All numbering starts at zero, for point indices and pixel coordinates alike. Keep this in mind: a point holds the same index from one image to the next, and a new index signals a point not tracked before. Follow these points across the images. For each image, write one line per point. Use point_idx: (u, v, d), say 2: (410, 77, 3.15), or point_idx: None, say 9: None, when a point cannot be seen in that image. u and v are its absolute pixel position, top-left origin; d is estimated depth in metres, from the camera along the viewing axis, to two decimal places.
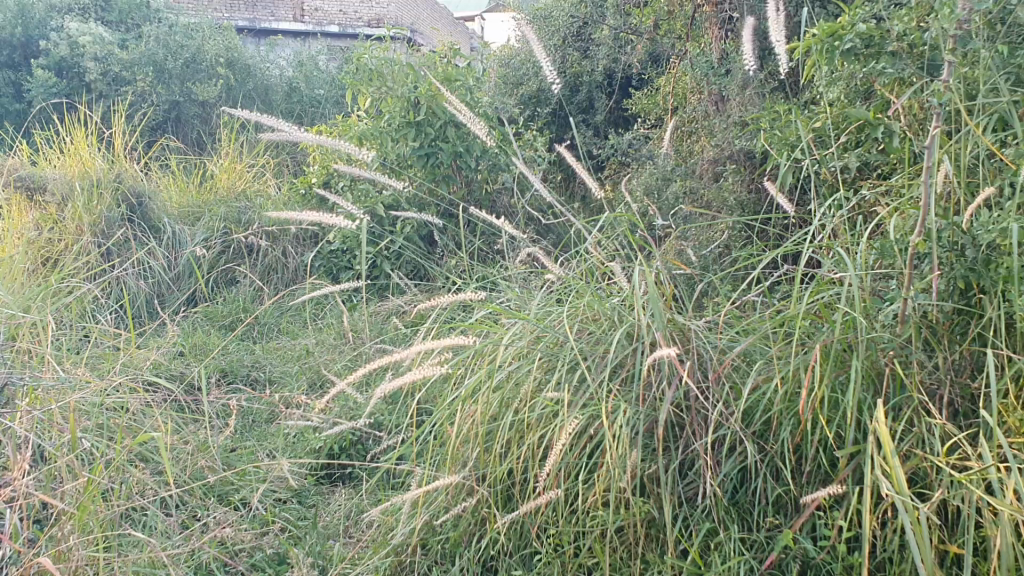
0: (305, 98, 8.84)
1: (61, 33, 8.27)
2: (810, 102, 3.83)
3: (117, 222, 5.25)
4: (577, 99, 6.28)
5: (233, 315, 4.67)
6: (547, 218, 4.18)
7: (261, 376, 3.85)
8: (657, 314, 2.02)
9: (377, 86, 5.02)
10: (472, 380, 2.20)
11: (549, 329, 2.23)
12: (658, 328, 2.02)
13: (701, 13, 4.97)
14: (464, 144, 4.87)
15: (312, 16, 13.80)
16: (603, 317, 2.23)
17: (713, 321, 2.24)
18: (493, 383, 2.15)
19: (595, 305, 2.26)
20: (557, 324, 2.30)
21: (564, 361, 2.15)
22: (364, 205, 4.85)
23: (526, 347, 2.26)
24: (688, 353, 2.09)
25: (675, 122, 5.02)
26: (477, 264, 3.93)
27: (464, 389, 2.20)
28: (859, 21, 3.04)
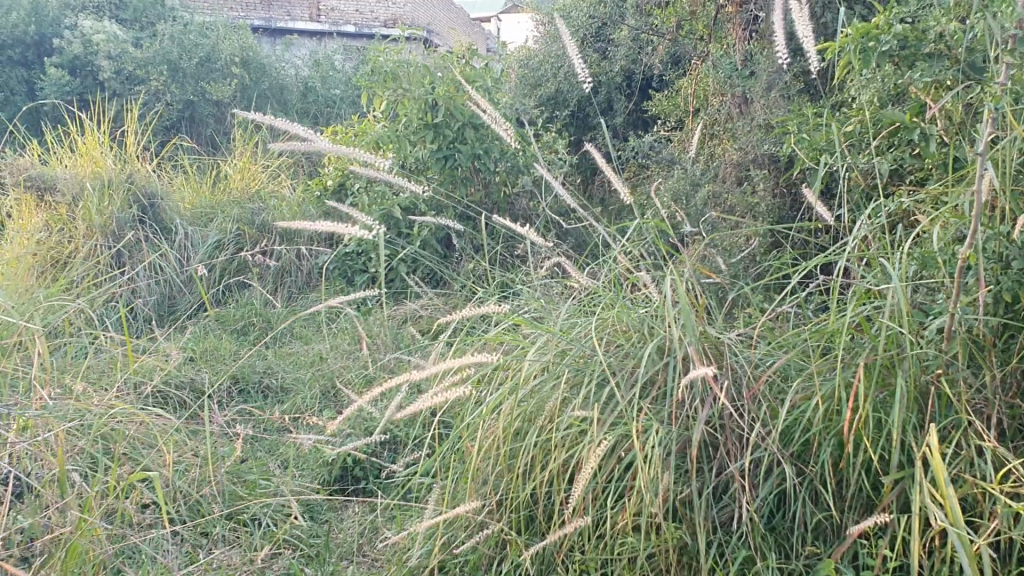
0: (321, 98, 8.78)
1: (75, 31, 8.23)
2: (839, 104, 3.72)
3: (128, 224, 5.20)
4: (597, 100, 6.18)
5: (246, 319, 4.60)
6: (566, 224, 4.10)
7: (273, 383, 3.78)
8: (690, 330, 1.94)
9: (393, 87, 4.94)
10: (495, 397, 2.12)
11: (576, 342, 2.15)
12: (691, 344, 1.94)
13: (725, 14, 4.87)
14: (483, 146, 4.78)
15: (328, 15, 13.73)
16: (632, 330, 2.15)
17: (747, 334, 2.16)
18: (517, 400, 2.08)
19: (623, 317, 2.18)
20: (584, 337, 2.22)
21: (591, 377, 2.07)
22: (380, 208, 4.78)
23: (551, 362, 2.19)
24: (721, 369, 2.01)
25: (699, 124, 4.92)
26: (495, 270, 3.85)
27: (486, 405, 2.13)
28: (892, 21, 2.94)
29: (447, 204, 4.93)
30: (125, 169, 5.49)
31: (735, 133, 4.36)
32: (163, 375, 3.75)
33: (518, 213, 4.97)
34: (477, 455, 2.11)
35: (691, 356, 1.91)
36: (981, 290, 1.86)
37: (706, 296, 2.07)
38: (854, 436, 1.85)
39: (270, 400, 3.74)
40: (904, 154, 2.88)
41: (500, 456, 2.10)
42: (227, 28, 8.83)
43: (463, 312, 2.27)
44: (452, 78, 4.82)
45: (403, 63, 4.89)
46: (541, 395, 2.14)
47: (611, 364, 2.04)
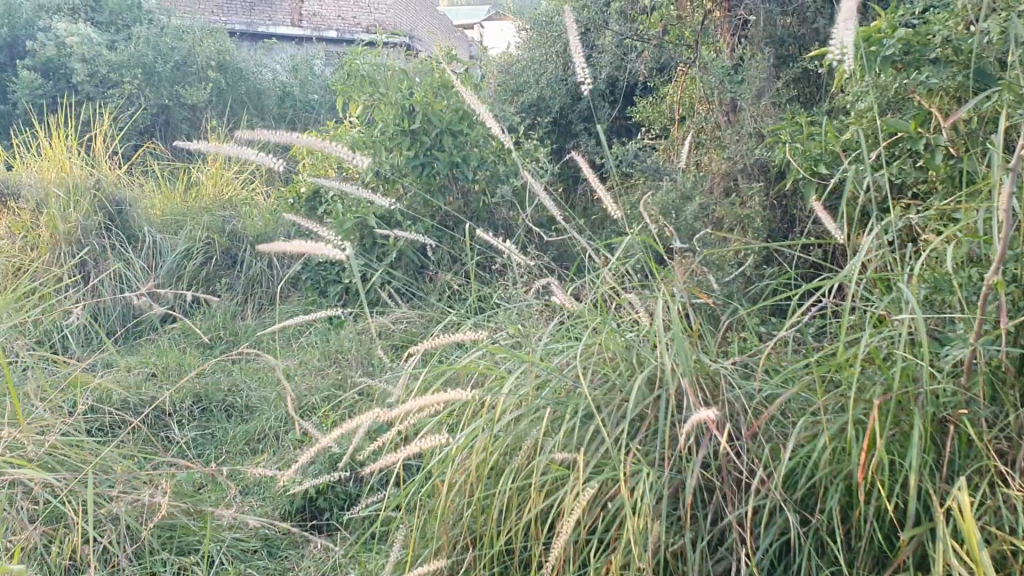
0: (299, 103, 8.61)
1: (48, 33, 8.00)
2: (834, 113, 3.57)
3: (94, 231, 4.94)
4: (580, 108, 6.00)
5: (212, 332, 4.40)
6: (550, 234, 3.89)
7: (238, 401, 3.58)
8: (683, 363, 1.79)
9: (370, 93, 4.76)
10: (468, 432, 1.96)
11: (556, 373, 1.99)
12: (684, 376, 1.80)
13: (713, 20, 4.71)
14: (461, 154, 4.60)
15: (310, 21, 13.53)
16: (619, 359, 2.00)
17: (744, 364, 2.02)
18: (492, 437, 1.92)
19: (610, 345, 2.02)
20: (567, 366, 2.06)
21: (574, 412, 1.92)
22: (355, 216, 4.60)
23: (529, 395, 2.03)
24: (718, 405, 1.88)
25: (685, 134, 4.75)
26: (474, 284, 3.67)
27: (457, 441, 1.96)
28: (895, 25, 2.78)
29: (424, 213, 4.75)
30: (92, 174, 5.26)
31: (723, 142, 4.19)
32: (123, 392, 3.54)
33: (498, 223, 4.78)
34: (448, 496, 1.94)
35: (686, 392, 1.76)
36: (1005, 321, 1.73)
37: (701, 325, 1.91)
38: (863, 484, 1.71)
39: (235, 419, 3.54)
40: (906, 167, 2.73)
41: (473, 499, 1.94)
42: (202, 31, 8.61)
43: (433, 338, 2.12)
44: (431, 83, 4.65)
45: (380, 67, 4.71)
46: (520, 430, 1.98)
47: (597, 398, 1.89)
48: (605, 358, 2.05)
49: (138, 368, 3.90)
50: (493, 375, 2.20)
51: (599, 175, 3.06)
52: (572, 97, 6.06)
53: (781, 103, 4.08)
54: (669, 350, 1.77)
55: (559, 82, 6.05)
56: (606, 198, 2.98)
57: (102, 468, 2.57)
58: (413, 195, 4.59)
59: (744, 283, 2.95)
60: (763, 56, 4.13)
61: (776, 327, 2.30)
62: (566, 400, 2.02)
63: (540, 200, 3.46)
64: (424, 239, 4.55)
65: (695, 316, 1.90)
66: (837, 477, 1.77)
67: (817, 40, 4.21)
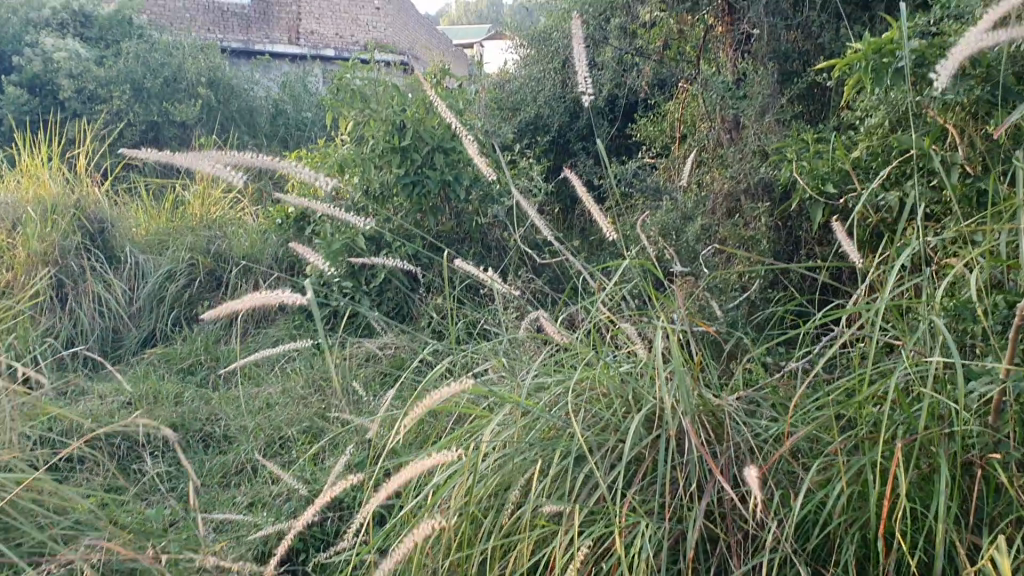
0: (292, 121, 8.48)
1: (36, 49, 7.85)
2: (840, 130, 3.42)
3: (72, 251, 4.78)
4: (578, 126, 5.85)
5: (192, 356, 4.25)
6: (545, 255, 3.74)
7: (216, 431, 3.43)
8: (684, 398, 1.64)
9: (360, 108, 4.61)
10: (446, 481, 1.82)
11: (545, 411, 1.85)
12: (686, 416, 1.65)
13: (715, 34, 4.56)
14: (453, 172, 4.45)
15: (307, 39, 13.41)
16: (613, 395, 1.86)
17: (750, 400, 1.88)
18: (474, 485, 1.77)
19: (603, 377, 1.88)
20: (557, 403, 1.92)
21: (564, 455, 1.77)
22: (343, 236, 4.45)
23: (515, 436, 1.89)
24: (721, 446, 1.74)
25: (685, 152, 4.60)
26: (464, 307, 3.52)
27: (436, 491, 1.81)
28: (907, 36, 2.63)
29: (416, 233, 4.60)
30: (72, 193, 5.10)
31: (725, 161, 4.04)
32: (92, 423, 3.38)
33: (490, 243, 4.62)
34: (426, 548, 1.80)
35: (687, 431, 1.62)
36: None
37: (703, 356, 1.77)
38: (881, 534, 1.56)
39: (213, 450, 3.38)
40: (919, 185, 2.57)
41: (453, 550, 1.80)
42: (194, 47, 8.48)
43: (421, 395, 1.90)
44: (422, 99, 4.51)
45: (370, 82, 4.57)
46: (507, 471, 1.83)
47: (591, 438, 1.74)
48: (599, 391, 1.91)
49: (113, 396, 3.74)
50: (477, 414, 2.05)
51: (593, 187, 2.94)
52: (569, 115, 5.91)
53: (785, 120, 3.93)
54: (668, 384, 1.62)
55: (555, 99, 5.90)
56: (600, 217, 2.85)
57: (58, 508, 2.41)
58: (403, 215, 4.43)
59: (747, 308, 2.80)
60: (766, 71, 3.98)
61: (782, 358, 2.16)
62: (555, 440, 1.88)
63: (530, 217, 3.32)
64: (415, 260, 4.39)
65: (699, 348, 1.76)
66: (854, 527, 1.63)
67: (822, 54, 4.04)
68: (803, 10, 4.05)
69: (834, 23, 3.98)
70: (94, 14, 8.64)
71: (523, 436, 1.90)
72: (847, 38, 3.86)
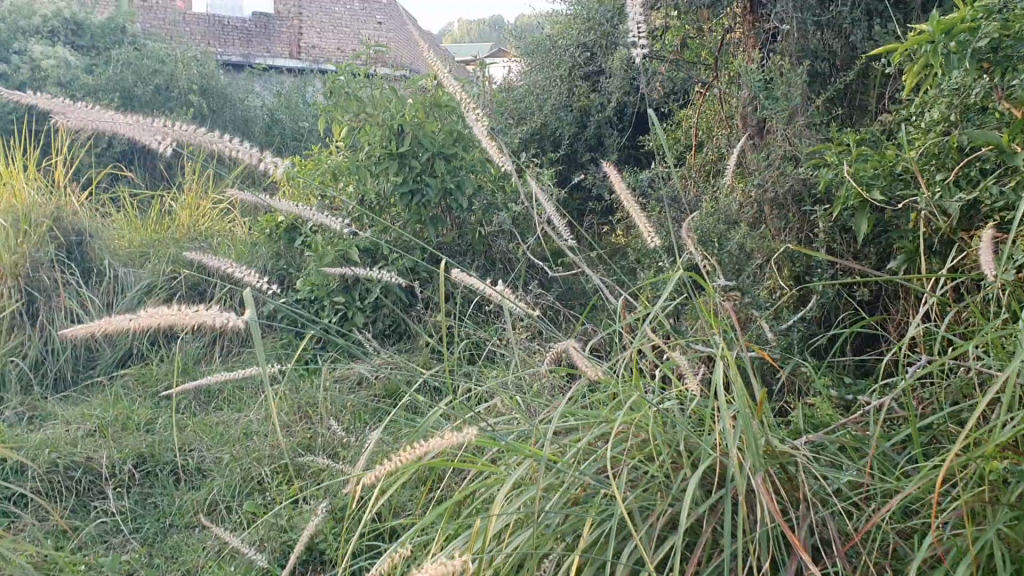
0: (288, 131, 8.16)
1: (24, 57, 7.50)
2: (883, 132, 3.08)
3: (46, 264, 4.45)
4: (587, 136, 5.52)
5: (170, 378, 3.90)
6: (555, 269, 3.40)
7: (190, 464, 3.08)
8: (752, 449, 1.37)
9: (354, 112, 4.24)
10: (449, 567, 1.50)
11: (575, 472, 1.55)
12: (757, 475, 1.37)
13: (737, 33, 4.22)
14: (454, 180, 4.11)
15: (309, 54, 13.21)
16: (659, 448, 1.56)
17: (825, 451, 1.59)
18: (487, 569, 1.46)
19: (646, 422, 1.60)
20: (589, 460, 1.61)
21: (602, 527, 1.48)
22: (336, 248, 4.11)
23: (536, 501, 1.58)
24: (798, 511, 1.46)
25: (705, 160, 4.26)
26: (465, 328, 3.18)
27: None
28: (979, 18, 2.28)
29: (414, 246, 4.27)
30: (49, 201, 4.76)
31: (750, 168, 3.71)
32: (52, 453, 3.04)
33: (494, 257, 4.28)
34: None
35: (759, 489, 1.35)
36: None
37: (769, 396, 1.49)
38: None
39: (184, 485, 3.03)
40: (992, 189, 2.26)
41: None
42: (187, 55, 8.15)
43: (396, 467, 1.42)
44: (420, 102, 4.13)
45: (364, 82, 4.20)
46: (528, 536, 1.53)
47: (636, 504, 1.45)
48: (640, 437, 1.63)
49: (78, 423, 3.40)
50: (490, 475, 1.74)
51: (621, 178, 2.67)
52: (577, 124, 5.57)
53: (818, 124, 3.58)
54: (734, 433, 1.35)
55: (562, 107, 5.57)
56: (627, 201, 2.60)
57: None
58: (400, 226, 4.10)
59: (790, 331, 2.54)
60: (797, 72, 3.65)
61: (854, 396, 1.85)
62: (585, 503, 1.57)
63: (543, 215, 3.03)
64: (412, 275, 4.06)
65: (766, 387, 1.48)
66: None
67: (855, 53, 3.70)
68: (835, 5, 3.72)
69: (870, 20, 3.65)
70: (86, 21, 8.32)
71: (547, 501, 1.59)
72: (885, 35, 3.53)
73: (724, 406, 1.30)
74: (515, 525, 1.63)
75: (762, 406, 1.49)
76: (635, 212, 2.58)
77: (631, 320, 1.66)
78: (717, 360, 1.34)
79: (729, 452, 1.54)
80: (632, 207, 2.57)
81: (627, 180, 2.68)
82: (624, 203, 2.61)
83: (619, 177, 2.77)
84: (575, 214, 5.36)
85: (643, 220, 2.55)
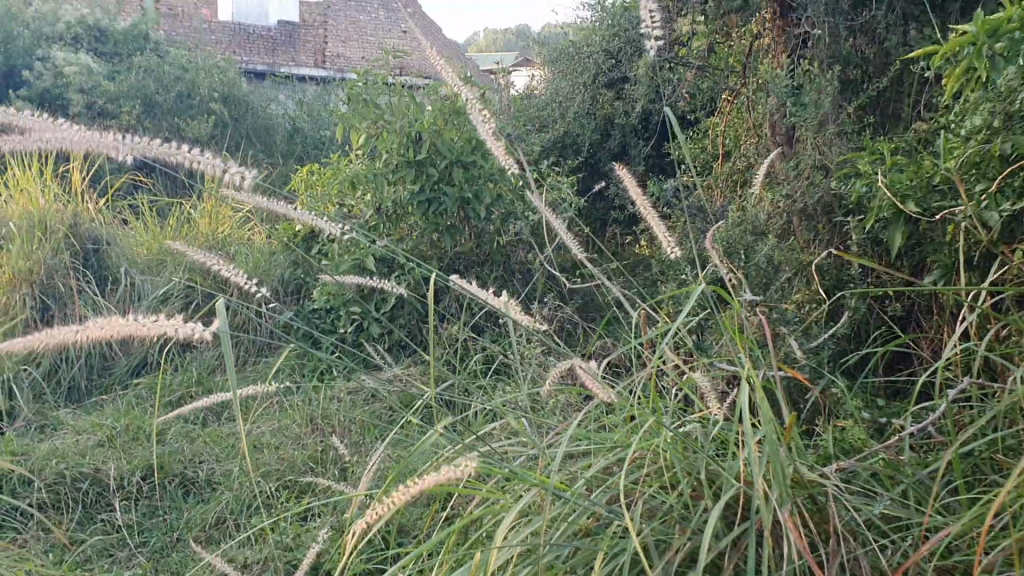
0: (309, 140, 8.08)
1: (46, 63, 7.47)
2: (915, 141, 3.00)
3: (61, 271, 4.41)
4: (610, 145, 5.44)
5: (183, 387, 3.84)
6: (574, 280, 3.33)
7: (199, 476, 3.02)
8: (778, 479, 1.30)
9: (373, 120, 4.19)
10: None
11: (587, 503, 1.47)
12: (784, 507, 1.30)
13: (765, 40, 4.14)
14: (473, 189, 4.04)
15: (332, 63, 13.20)
16: (679, 476, 1.49)
17: (857, 480, 1.52)
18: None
19: (665, 449, 1.53)
20: (602, 491, 1.53)
21: (617, 559, 1.40)
22: (352, 257, 4.06)
23: (546, 531, 1.50)
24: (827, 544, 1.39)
25: (730, 169, 4.18)
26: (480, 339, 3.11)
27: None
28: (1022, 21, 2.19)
29: (431, 256, 4.21)
30: (65, 208, 4.72)
31: (777, 177, 3.62)
32: (58, 464, 2.97)
33: (513, 267, 4.21)
34: None
35: (785, 523, 1.28)
36: None
37: (797, 422, 1.42)
38: None
39: (192, 498, 2.96)
40: None
41: None
42: (209, 62, 8.11)
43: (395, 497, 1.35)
44: (440, 109, 4.06)
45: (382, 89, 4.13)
46: (537, 564, 1.45)
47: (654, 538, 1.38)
48: (658, 463, 1.56)
49: (88, 433, 3.33)
50: (497, 503, 1.67)
51: (639, 187, 2.60)
52: (600, 133, 5.50)
53: (847, 133, 3.50)
54: (760, 463, 1.28)
55: (585, 115, 5.49)
56: (644, 210, 2.52)
57: None
58: (418, 235, 4.04)
59: (818, 347, 2.46)
60: (826, 79, 3.56)
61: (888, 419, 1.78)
62: (596, 534, 1.50)
63: (561, 225, 2.95)
64: (428, 285, 4.00)
65: (794, 412, 1.41)
66: None
67: (885, 61, 3.61)
68: (867, 11, 3.63)
69: (902, 26, 3.55)
70: (109, 28, 8.30)
71: (556, 533, 1.51)
72: (917, 42, 3.43)
73: (750, 435, 1.24)
74: (524, 555, 1.55)
75: (790, 432, 1.42)
76: (654, 221, 2.50)
77: (652, 341, 1.59)
78: (744, 387, 1.27)
79: (753, 481, 1.47)
80: (651, 216, 2.49)
81: (645, 189, 2.60)
82: (643, 212, 2.53)
83: (637, 185, 2.69)
84: (597, 225, 5.28)
85: (661, 231, 2.47)
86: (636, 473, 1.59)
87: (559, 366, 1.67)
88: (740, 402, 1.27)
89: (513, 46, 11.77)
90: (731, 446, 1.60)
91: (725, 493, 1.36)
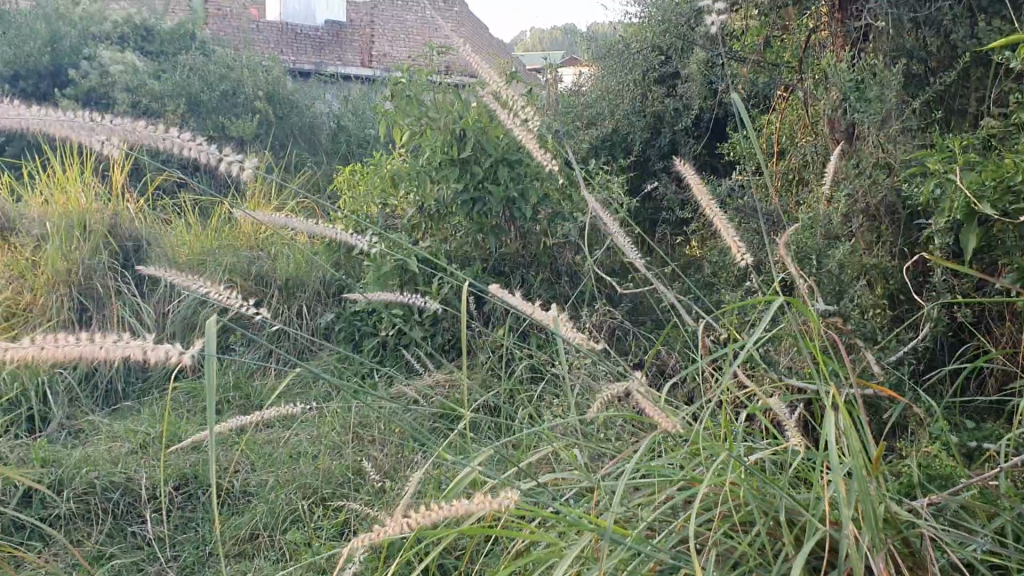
0: (353, 138, 7.82)
1: (92, 62, 7.42)
2: (988, 139, 2.83)
3: (100, 271, 4.34)
4: (660, 143, 5.28)
5: (221, 393, 3.75)
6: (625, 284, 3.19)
7: (234, 485, 2.91)
8: (870, 524, 1.19)
9: (415, 117, 4.07)
10: None
11: (648, 549, 1.35)
12: (876, 553, 1.19)
13: (824, 32, 3.97)
14: (518, 188, 3.91)
15: (380, 62, 13.12)
16: (754, 518, 1.38)
17: (948, 511, 1.41)
18: None
19: (737, 484, 1.42)
20: (664, 534, 1.41)
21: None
22: (394, 257, 3.94)
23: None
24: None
25: (787, 167, 4.01)
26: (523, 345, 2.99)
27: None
28: None
29: (476, 257, 4.08)
30: (106, 208, 4.66)
31: (837, 176, 3.46)
32: (90, 474, 2.88)
33: (561, 269, 4.08)
34: None
35: (879, 572, 1.17)
36: None
37: (886, 456, 1.31)
38: None
39: (227, 510, 2.86)
40: None
41: None
42: (254, 60, 8.04)
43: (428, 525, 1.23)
44: (484, 105, 3.91)
45: (425, 85, 3.99)
46: None
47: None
48: (730, 500, 1.45)
49: (123, 440, 3.24)
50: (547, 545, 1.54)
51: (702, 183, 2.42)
52: (650, 131, 5.34)
53: (913, 129, 3.32)
54: (848, 500, 1.17)
55: (634, 112, 5.33)
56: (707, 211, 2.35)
57: None
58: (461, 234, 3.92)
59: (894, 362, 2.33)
60: (891, 72, 3.37)
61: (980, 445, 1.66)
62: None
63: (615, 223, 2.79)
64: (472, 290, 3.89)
65: (882, 445, 1.30)
66: None
67: (954, 52, 3.43)
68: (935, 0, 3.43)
69: (972, 15, 3.35)
70: (156, 27, 8.28)
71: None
72: (989, 33, 3.23)
73: (840, 473, 1.12)
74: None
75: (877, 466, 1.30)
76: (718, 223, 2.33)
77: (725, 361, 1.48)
78: (831, 418, 1.16)
79: (837, 519, 1.36)
80: (715, 219, 2.32)
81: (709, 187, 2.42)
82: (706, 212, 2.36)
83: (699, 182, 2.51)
84: (648, 226, 5.12)
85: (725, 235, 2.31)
86: (704, 508, 1.48)
87: (614, 387, 1.55)
88: (829, 436, 1.15)
89: (561, 45, 11.60)
90: (809, 477, 1.49)
91: (810, 534, 1.25)
